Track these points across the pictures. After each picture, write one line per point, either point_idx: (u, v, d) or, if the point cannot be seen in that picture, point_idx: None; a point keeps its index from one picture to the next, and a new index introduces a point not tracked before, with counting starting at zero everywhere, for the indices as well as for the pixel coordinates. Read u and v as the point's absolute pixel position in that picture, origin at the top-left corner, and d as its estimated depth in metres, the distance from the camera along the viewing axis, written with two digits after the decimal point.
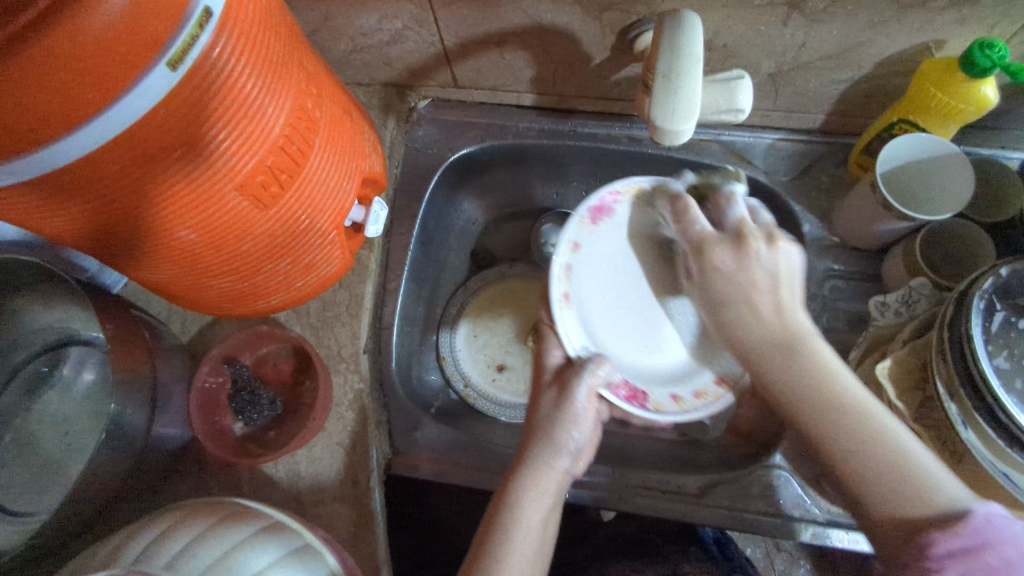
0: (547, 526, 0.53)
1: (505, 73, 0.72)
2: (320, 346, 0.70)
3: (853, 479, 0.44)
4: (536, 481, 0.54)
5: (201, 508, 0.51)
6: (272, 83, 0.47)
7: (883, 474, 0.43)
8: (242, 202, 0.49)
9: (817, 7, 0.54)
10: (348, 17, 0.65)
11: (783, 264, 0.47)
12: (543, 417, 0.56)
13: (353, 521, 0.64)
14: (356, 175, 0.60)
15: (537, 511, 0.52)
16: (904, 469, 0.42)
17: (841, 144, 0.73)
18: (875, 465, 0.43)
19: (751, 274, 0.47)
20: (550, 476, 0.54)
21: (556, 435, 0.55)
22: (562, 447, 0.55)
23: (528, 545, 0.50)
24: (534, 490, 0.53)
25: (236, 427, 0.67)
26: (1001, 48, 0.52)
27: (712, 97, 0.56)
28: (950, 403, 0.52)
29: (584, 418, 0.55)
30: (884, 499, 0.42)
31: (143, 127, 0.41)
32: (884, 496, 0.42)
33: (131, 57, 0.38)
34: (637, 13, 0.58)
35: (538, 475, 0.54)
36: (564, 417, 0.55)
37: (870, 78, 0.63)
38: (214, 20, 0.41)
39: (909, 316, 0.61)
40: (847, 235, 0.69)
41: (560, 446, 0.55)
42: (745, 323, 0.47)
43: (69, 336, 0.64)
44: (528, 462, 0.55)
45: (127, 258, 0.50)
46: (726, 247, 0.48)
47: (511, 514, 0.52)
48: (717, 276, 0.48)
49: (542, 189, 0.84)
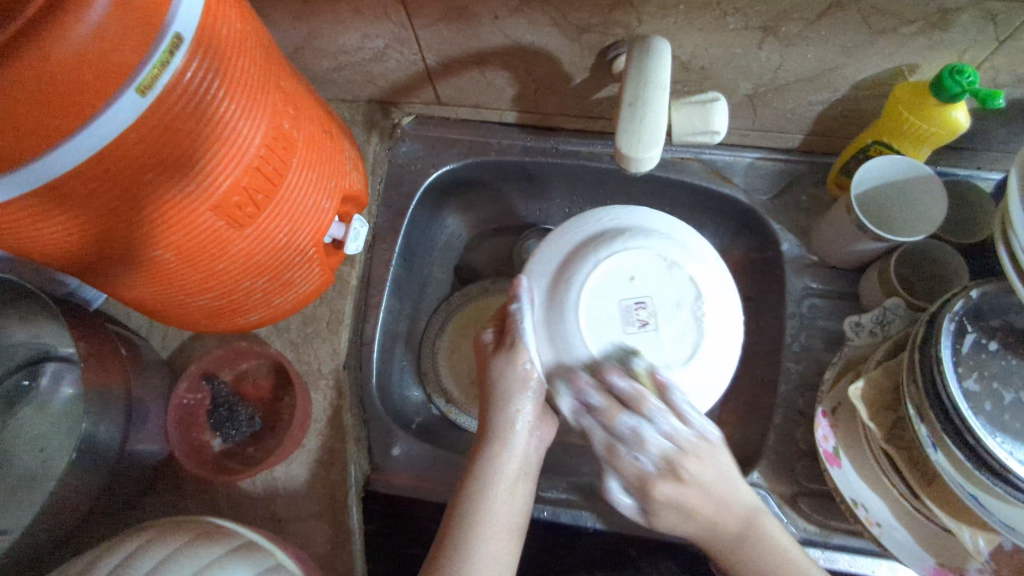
0: (513, 521, 0.56)
1: (487, 91, 0.72)
2: (299, 361, 0.71)
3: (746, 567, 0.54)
4: (484, 491, 0.55)
5: (174, 526, 0.51)
6: (247, 105, 0.47)
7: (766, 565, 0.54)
8: (217, 222, 0.49)
9: (791, 31, 0.55)
10: (330, 35, 0.65)
11: (706, 492, 0.54)
12: (494, 387, 0.59)
13: (330, 538, 0.65)
14: (336, 193, 0.61)
15: (495, 509, 0.55)
16: (776, 552, 0.54)
17: (819, 164, 0.73)
18: (751, 556, 0.54)
19: (705, 493, 0.54)
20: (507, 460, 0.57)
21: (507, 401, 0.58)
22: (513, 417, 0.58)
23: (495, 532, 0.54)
24: (489, 492, 0.55)
25: (214, 443, 0.67)
26: (970, 74, 0.52)
27: (688, 119, 0.57)
28: (920, 425, 0.51)
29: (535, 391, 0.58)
30: None
31: (115, 149, 0.41)
32: None
33: (101, 83, 0.38)
34: (615, 35, 0.59)
35: (493, 477, 0.56)
36: (509, 392, 0.58)
37: (847, 100, 0.64)
38: (187, 44, 0.42)
39: (883, 336, 0.61)
40: (825, 253, 0.70)
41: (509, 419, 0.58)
42: (707, 509, 0.54)
43: (46, 351, 0.63)
44: (478, 467, 0.56)
45: (104, 276, 0.51)
46: (667, 483, 0.54)
47: (473, 508, 0.54)
48: (674, 508, 0.54)
49: (525, 206, 0.85)
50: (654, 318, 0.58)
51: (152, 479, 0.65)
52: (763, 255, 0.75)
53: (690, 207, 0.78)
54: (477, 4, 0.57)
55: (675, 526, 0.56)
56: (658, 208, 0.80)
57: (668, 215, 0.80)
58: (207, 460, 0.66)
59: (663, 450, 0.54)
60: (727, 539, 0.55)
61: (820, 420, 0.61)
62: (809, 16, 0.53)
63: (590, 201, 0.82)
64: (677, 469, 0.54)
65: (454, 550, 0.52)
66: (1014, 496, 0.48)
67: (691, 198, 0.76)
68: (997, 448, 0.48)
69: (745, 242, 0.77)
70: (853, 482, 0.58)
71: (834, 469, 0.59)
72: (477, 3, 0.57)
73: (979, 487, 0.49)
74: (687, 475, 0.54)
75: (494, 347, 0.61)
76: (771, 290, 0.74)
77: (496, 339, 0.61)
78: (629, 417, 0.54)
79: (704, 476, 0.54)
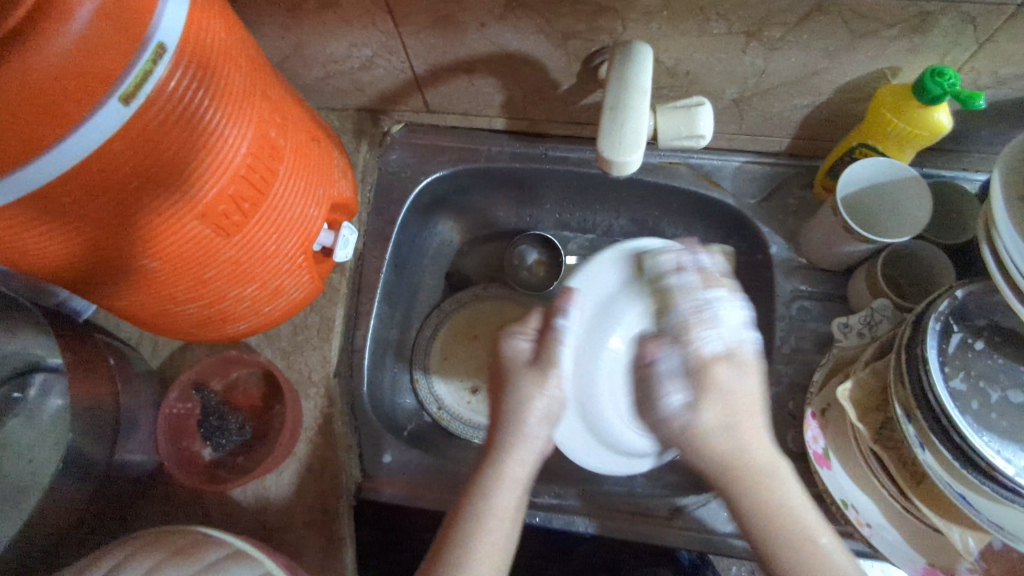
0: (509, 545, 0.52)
1: (475, 99, 0.73)
2: (290, 370, 0.71)
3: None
4: (490, 506, 0.52)
5: (163, 537, 0.51)
6: (232, 113, 0.47)
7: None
8: (204, 230, 0.49)
9: (774, 35, 0.56)
10: (317, 44, 0.65)
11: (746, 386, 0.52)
12: (509, 403, 0.55)
13: (322, 547, 0.64)
14: (324, 201, 0.61)
15: (498, 522, 0.51)
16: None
17: (806, 167, 0.74)
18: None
19: (739, 397, 0.52)
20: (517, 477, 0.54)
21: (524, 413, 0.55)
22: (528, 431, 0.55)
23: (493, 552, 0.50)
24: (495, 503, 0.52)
25: (205, 452, 0.67)
26: (951, 76, 0.53)
27: (673, 123, 0.58)
28: (908, 425, 0.51)
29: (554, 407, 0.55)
30: None
31: (98, 159, 0.42)
32: None
33: (83, 93, 0.39)
34: (600, 42, 0.60)
35: (499, 495, 0.52)
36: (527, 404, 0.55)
37: (832, 103, 0.64)
38: (169, 53, 0.42)
39: (871, 337, 0.61)
40: (813, 256, 0.70)
41: (525, 434, 0.54)
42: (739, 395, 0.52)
43: (33, 363, 0.63)
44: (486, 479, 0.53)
45: (93, 286, 0.51)
46: (724, 363, 0.52)
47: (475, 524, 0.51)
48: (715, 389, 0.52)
49: (515, 212, 0.85)
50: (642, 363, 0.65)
51: (142, 489, 0.65)
52: (753, 258, 0.76)
53: (678, 211, 0.78)
54: (463, 12, 0.58)
55: (721, 434, 0.51)
56: (648, 212, 0.80)
57: (658, 220, 0.81)
58: (198, 470, 0.65)
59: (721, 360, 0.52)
60: (751, 473, 0.50)
61: (810, 421, 0.61)
62: (791, 21, 0.54)
63: (580, 206, 0.82)
64: (735, 353, 0.53)
65: (456, 568, 0.49)
66: (1001, 493, 0.48)
67: (680, 202, 0.77)
68: (983, 446, 0.48)
69: (734, 246, 0.78)
70: (843, 483, 0.58)
71: (824, 471, 0.59)
72: (463, 11, 0.58)
73: (967, 487, 0.49)
74: (742, 360, 0.53)
75: (527, 356, 0.57)
76: (760, 293, 0.74)
77: (533, 348, 0.57)
78: (675, 351, 0.54)
79: (746, 386, 0.53)
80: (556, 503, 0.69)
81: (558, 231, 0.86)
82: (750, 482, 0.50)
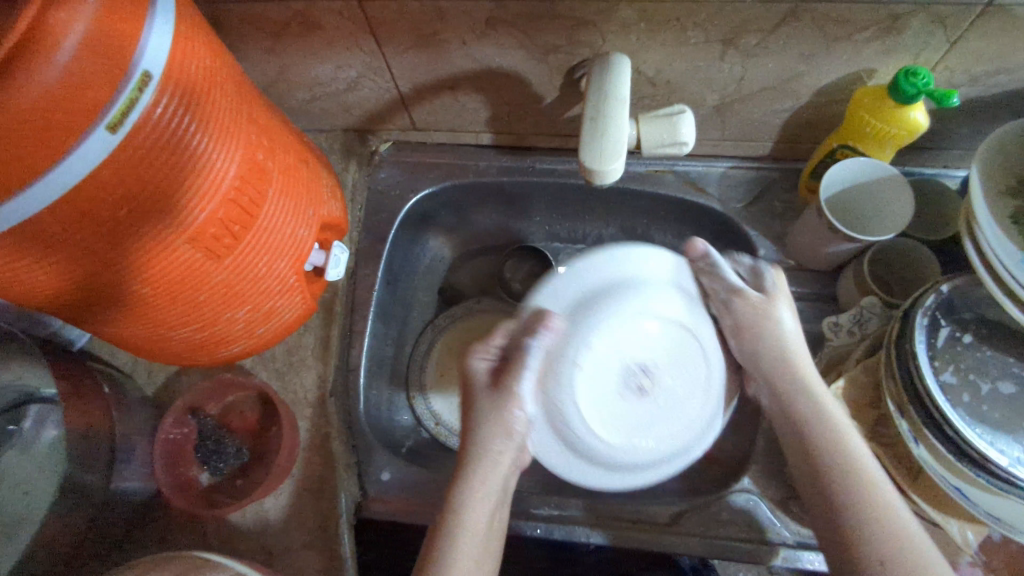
0: (485, 552, 0.55)
1: (461, 115, 0.74)
2: (286, 391, 0.71)
3: (840, 498, 0.52)
4: (464, 514, 0.55)
5: (161, 563, 0.50)
6: (220, 138, 0.48)
7: (867, 498, 0.51)
8: (195, 255, 0.50)
9: (750, 42, 0.57)
10: (303, 67, 0.66)
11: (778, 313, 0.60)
12: (473, 426, 0.58)
13: (322, 568, 0.64)
14: (314, 221, 0.61)
15: (472, 537, 0.54)
16: (895, 527, 0.50)
17: (790, 170, 0.75)
18: (863, 514, 0.51)
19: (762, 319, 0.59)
20: (495, 481, 0.57)
21: (486, 437, 0.57)
22: (488, 451, 0.57)
23: (469, 558, 0.53)
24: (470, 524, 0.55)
25: (202, 477, 0.67)
26: (925, 75, 0.54)
27: (656, 131, 0.58)
28: (902, 420, 0.52)
29: (511, 425, 0.57)
30: (882, 548, 0.49)
31: (86, 187, 0.42)
32: (882, 544, 0.49)
33: (71, 123, 0.39)
34: (581, 54, 0.61)
35: (470, 507, 0.55)
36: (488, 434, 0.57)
37: (811, 106, 0.65)
38: (156, 81, 0.43)
39: (861, 335, 0.62)
40: (800, 257, 0.71)
41: (487, 452, 0.57)
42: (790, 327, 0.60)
43: (28, 394, 0.61)
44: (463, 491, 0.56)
45: (87, 315, 0.51)
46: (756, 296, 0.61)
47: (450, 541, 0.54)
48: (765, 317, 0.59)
49: (505, 226, 0.86)
50: (654, 387, 0.57)
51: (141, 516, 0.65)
52: None
53: (666, 218, 0.79)
54: (446, 31, 0.59)
55: (777, 342, 0.59)
56: (636, 221, 0.81)
57: (647, 228, 0.82)
58: (196, 495, 0.65)
59: (740, 302, 0.60)
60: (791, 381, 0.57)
61: None
62: (766, 28, 0.55)
63: (569, 217, 0.83)
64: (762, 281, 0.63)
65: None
66: (998, 485, 0.48)
67: (667, 209, 0.78)
68: (976, 438, 0.48)
69: (722, 250, 0.79)
70: None
71: None
72: (445, 30, 0.59)
73: (964, 481, 0.50)
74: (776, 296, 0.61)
75: (486, 380, 0.59)
76: None
77: (489, 369, 0.59)
78: None
79: (761, 308, 0.60)
80: (557, 513, 0.69)
81: (548, 242, 0.86)
82: (797, 385, 0.57)
